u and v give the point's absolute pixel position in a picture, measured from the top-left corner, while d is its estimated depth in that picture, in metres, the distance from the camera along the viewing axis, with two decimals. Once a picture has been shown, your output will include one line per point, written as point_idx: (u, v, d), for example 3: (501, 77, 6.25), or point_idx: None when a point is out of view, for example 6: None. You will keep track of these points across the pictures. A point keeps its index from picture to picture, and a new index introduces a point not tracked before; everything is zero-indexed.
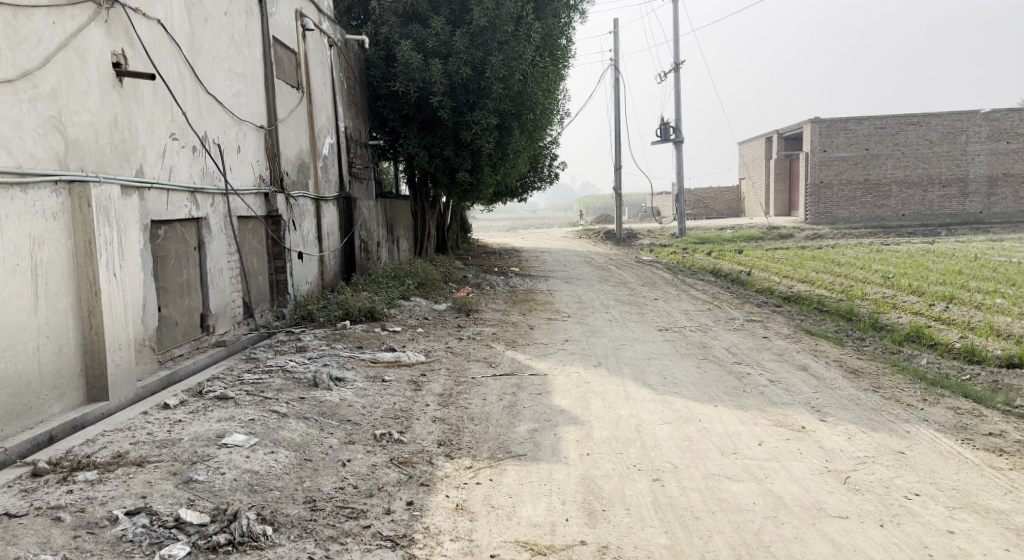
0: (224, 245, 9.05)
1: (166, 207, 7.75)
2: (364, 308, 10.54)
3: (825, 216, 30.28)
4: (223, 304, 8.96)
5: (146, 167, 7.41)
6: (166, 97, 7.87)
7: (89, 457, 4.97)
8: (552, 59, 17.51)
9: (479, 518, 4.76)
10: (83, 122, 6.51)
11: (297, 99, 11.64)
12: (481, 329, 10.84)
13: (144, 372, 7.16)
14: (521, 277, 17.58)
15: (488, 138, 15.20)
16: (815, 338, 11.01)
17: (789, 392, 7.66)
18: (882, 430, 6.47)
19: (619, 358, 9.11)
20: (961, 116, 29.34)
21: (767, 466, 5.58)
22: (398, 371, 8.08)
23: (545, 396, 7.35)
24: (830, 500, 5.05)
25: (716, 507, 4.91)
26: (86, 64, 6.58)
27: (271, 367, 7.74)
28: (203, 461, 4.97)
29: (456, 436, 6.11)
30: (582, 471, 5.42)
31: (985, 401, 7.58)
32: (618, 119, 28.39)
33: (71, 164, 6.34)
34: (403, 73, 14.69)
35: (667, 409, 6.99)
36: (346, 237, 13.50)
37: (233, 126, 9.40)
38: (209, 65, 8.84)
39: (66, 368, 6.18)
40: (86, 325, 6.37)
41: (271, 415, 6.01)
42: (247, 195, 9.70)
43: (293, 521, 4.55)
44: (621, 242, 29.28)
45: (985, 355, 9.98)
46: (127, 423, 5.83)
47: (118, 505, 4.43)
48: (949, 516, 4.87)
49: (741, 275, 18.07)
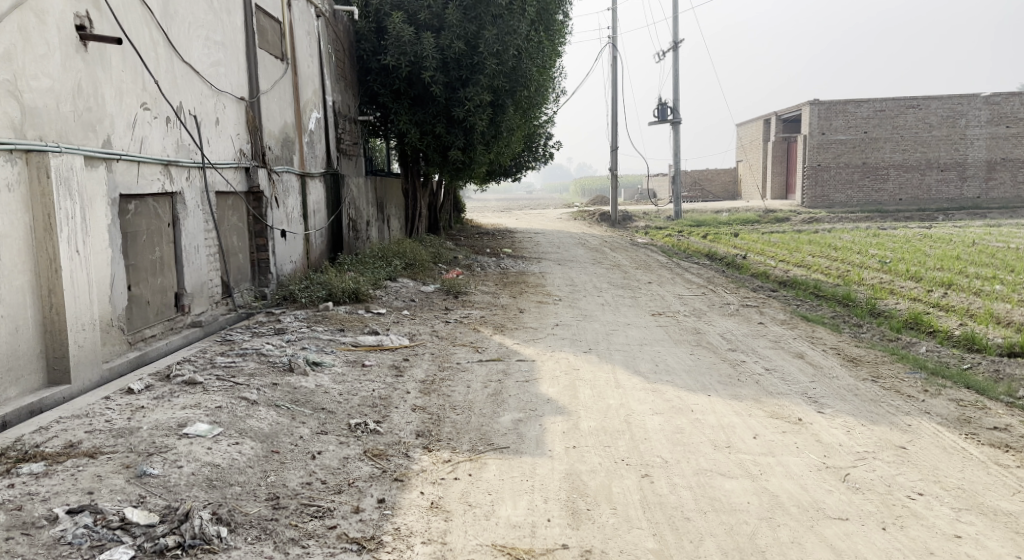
0: (200, 222, 8.68)
1: (135, 180, 7.39)
2: (349, 289, 10.22)
3: (823, 199, 29.92)
4: (199, 284, 8.61)
5: (113, 138, 7.02)
6: (137, 65, 7.47)
7: (37, 447, 4.64)
8: (547, 33, 17.08)
9: (454, 518, 4.45)
10: (43, 88, 6.14)
11: (281, 70, 11.22)
12: (470, 312, 10.53)
13: (111, 354, 6.83)
14: (512, 258, 17.23)
15: (481, 116, 14.80)
16: (811, 324, 10.71)
17: (786, 382, 7.35)
18: (882, 423, 6.17)
19: (610, 344, 8.80)
20: (961, 100, 28.94)
21: (762, 462, 5.27)
22: (379, 355, 7.75)
23: (531, 383, 7.03)
24: (828, 500, 4.75)
25: (708, 507, 4.61)
26: (45, 26, 6.18)
27: (246, 350, 7.42)
28: (159, 453, 4.64)
29: (436, 427, 5.79)
30: (568, 466, 5.12)
31: (989, 393, 7.27)
32: (615, 99, 27.95)
33: (28, 133, 5.96)
34: (394, 46, 14.21)
35: (659, 398, 6.68)
36: (333, 215, 13.16)
37: (212, 97, 9.00)
38: (185, 32, 8.43)
39: (24, 348, 5.86)
40: (46, 304, 6.04)
41: (240, 402, 5.68)
42: (225, 169, 9.31)
43: (252, 521, 4.25)
44: (617, 224, 28.92)
45: (986, 343, 9.68)
46: (86, 409, 5.49)
47: (61, 503, 4.10)
48: (956, 518, 4.58)
49: (737, 258, 17.78)
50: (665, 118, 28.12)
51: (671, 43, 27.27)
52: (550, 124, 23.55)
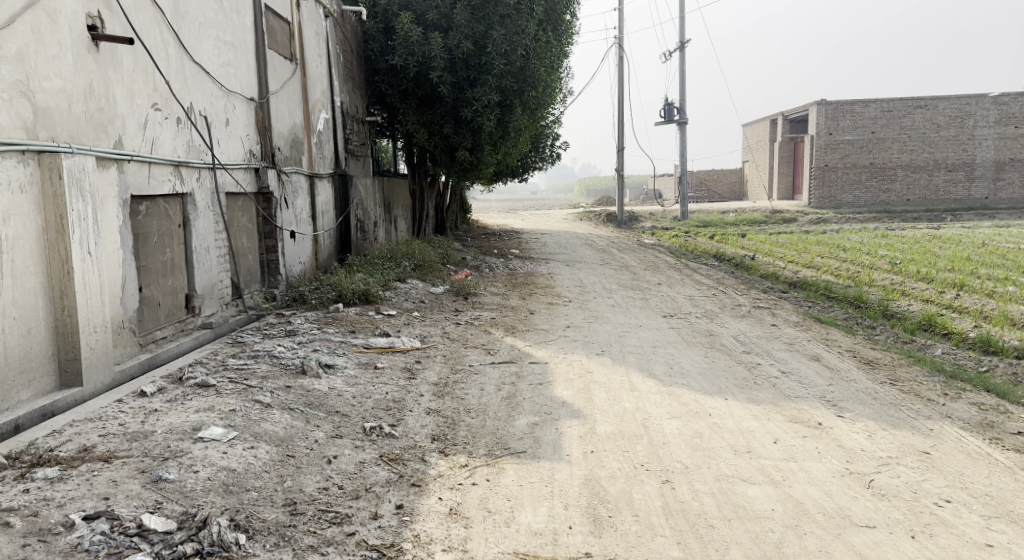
0: (210, 222, 8.61)
1: (147, 180, 7.33)
2: (359, 290, 10.15)
3: (830, 200, 29.80)
4: (210, 285, 8.55)
5: (125, 138, 6.97)
6: (148, 65, 7.41)
7: (51, 451, 4.57)
8: (555, 33, 17.00)
9: (474, 525, 4.38)
10: (55, 88, 6.08)
11: (290, 71, 11.16)
12: (480, 313, 10.46)
13: (123, 356, 6.77)
14: (520, 259, 17.17)
15: (488, 116, 14.73)
16: (824, 326, 10.62)
17: (802, 385, 7.27)
18: (903, 427, 6.08)
19: (622, 346, 8.72)
20: (969, 100, 28.79)
21: (784, 467, 5.19)
22: (391, 358, 7.68)
23: (545, 386, 6.95)
24: (854, 507, 4.67)
25: (732, 514, 4.53)
26: (57, 26, 6.12)
27: (257, 352, 7.35)
28: (175, 457, 4.57)
29: (451, 431, 5.71)
30: (587, 471, 5.04)
31: (1008, 396, 7.17)
32: (622, 99, 27.85)
33: (40, 134, 5.90)
34: (402, 47, 14.16)
35: (676, 402, 6.60)
36: (342, 216, 13.11)
37: (222, 97, 8.94)
38: (195, 32, 8.37)
39: (36, 351, 5.80)
40: (58, 307, 5.98)
41: (254, 405, 5.61)
42: (235, 169, 9.25)
43: (270, 528, 4.18)
44: (623, 225, 28.81)
45: (1002, 345, 9.56)
46: (98, 412, 5.42)
47: (76, 508, 4.03)
48: (985, 526, 4.50)
49: (745, 259, 17.68)
50: (671, 119, 28.01)
51: (677, 43, 27.16)
52: (556, 125, 23.46)
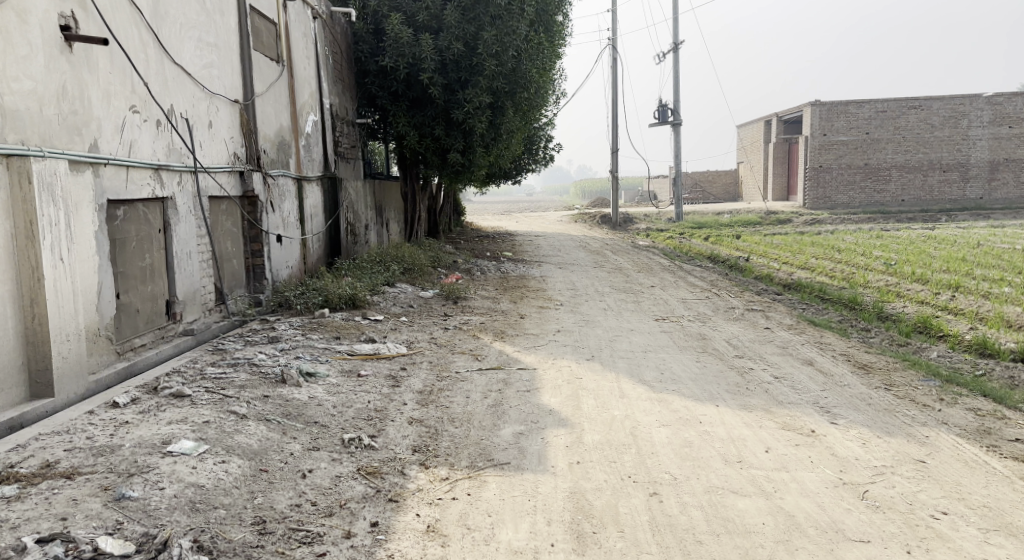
0: (192, 227, 8.42)
1: (124, 185, 7.15)
2: (346, 295, 9.97)
3: (825, 201, 29.70)
4: (192, 290, 8.36)
5: (101, 142, 6.79)
6: (125, 67, 7.23)
7: (11, 468, 4.41)
8: (547, 35, 16.83)
9: (451, 543, 4.22)
10: (25, 90, 5.91)
11: (276, 72, 10.97)
12: (469, 318, 10.28)
13: (98, 365, 6.59)
14: (513, 262, 16.98)
15: (480, 118, 14.49)
16: (819, 328, 10.47)
17: (796, 391, 7.09)
18: (898, 435, 5.92)
19: (613, 350, 8.56)
20: (963, 100, 28.65)
21: (776, 478, 5.02)
22: (376, 365, 7.50)
23: (533, 393, 6.78)
24: (848, 520, 4.51)
25: (721, 529, 4.38)
26: (27, 26, 5.94)
27: (238, 360, 7.17)
28: (141, 473, 4.40)
29: (433, 441, 5.54)
30: (572, 483, 4.87)
31: (1006, 401, 7.01)
32: (616, 100, 27.71)
33: (8, 136, 5.72)
34: (392, 48, 13.97)
35: (666, 409, 6.43)
36: (331, 219, 12.91)
37: (204, 99, 8.76)
38: (176, 33, 8.19)
39: (4, 361, 5.63)
40: (28, 315, 5.80)
41: (229, 416, 5.43)
42: (219, 172, 9.06)
43: (236, 549, 4.02)
44: (618, 227, 28.66)
45: (998, 347, 9.41)
46: (67, 424, 5.25)
47: (31, 531, 3.86)
48: (983, 541, 4.35)
49: (740, 261, 17.50)
50: (666, 120, 27.88)
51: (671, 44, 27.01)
52: (550, 126, 23.32)
